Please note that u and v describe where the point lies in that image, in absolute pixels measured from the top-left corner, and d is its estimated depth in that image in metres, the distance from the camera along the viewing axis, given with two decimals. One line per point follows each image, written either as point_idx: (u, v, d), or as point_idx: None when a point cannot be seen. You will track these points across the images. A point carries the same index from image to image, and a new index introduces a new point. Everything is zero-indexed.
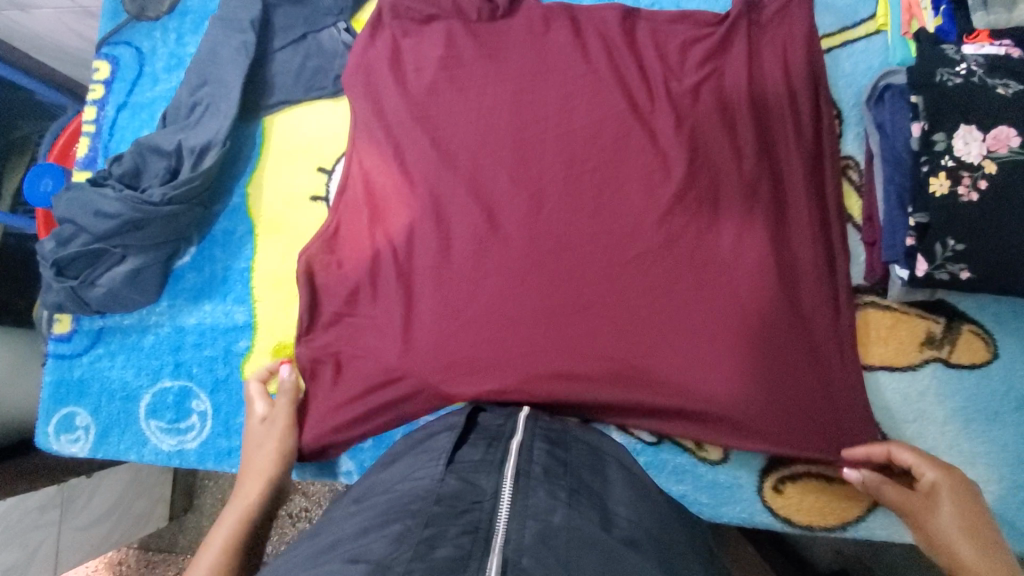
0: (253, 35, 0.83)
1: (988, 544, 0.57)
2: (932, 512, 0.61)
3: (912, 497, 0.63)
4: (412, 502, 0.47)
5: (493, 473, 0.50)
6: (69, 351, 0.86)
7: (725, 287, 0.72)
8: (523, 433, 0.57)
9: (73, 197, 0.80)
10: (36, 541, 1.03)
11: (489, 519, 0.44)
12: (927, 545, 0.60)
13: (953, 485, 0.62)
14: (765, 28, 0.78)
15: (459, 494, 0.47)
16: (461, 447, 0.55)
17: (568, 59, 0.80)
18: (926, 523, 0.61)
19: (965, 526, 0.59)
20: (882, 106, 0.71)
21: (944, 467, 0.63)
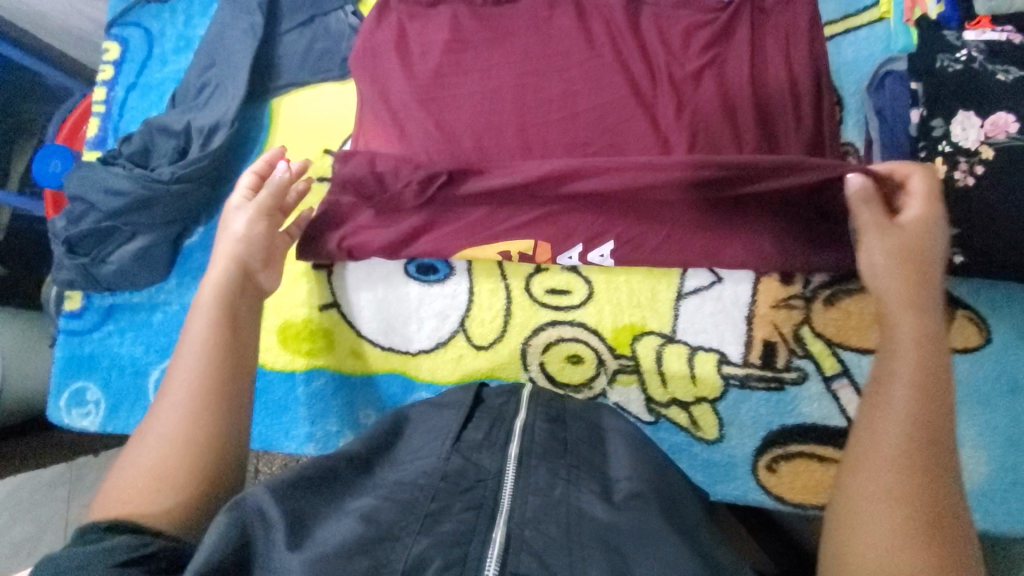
0: (260, 18, 0.84)
1: (919, 324, 0.53)
2: (892, 240, 0.59)
3: (884, 221, 0.60)
4: (417, 476, 0.49)
5: (496, 452, 0.52)
6: (80, 327, 0.88)
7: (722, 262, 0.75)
8: (526, 413, 0.58)
9: (84, 175, 0.82)
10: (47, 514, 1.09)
11: (492, 497, 0.47)
12: (868, 272, 0.60)
13: (932, 226, 0.59)
14: (768, 14, 0.78)
15: (463, 472, 0.49)
16: (466, 425, 0.56)
17: (571, 42, 0.81)
18: (882, 257, 0.59)
19: (909, 275, 0.57)
20: (881, 92, 0.72)
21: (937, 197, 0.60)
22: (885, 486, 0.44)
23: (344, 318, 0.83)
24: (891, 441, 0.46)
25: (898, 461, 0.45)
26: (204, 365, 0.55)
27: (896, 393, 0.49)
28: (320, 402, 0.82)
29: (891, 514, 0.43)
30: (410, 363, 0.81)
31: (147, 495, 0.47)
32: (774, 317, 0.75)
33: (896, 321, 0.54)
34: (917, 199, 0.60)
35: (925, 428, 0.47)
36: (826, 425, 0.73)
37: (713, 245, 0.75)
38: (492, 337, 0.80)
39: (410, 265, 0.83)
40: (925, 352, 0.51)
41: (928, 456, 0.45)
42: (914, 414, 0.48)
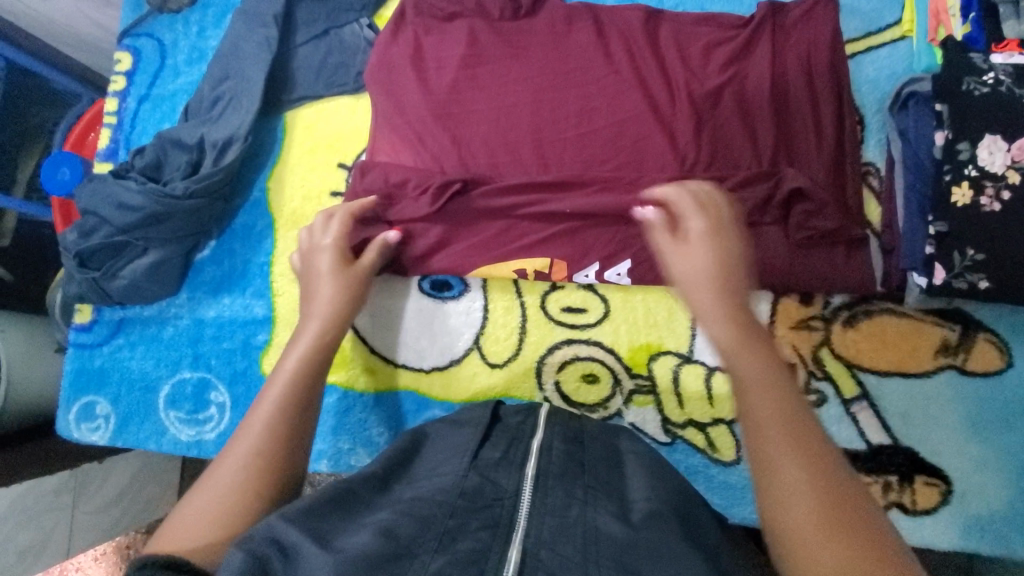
0: (276, 30, 0.84)
1: (734, 318, 0.53)
2: (695, 242, 0.57)
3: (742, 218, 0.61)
4: (433, 493, 0.48)
5: (514, 472, 0.51)
6: (90, 341, 0.87)
7: (741, 281, 0.74)
8: (543, 436, 0.57)
9: (96, 188, 0.81)
10: (50, 524, 1.06)
11: (509, 514, 0.46)
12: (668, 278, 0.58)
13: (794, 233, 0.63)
14: (789, 31, 0.77)
15: (480, 491, 0.48)
16: (483, 444, 0.56)
17: (588, 57, 0.81)
18: (676, 258, 0.57)
19: (726, 270, 0.55)
20: (905, 113, 0.71)
21: (706, 200, 0.60)
22: (796, 485, 0.43)
23: (358, 335, 0.82)
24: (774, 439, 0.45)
25: (801, 457, 0.44)
26: (281, 402, 0.54)
27: (755, 390, 0.48)
28: (331, 418, 0.81)
29: (815, 516, 0.41)
30: (423, 380, 0.80)
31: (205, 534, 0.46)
32: (793, 339, 0.74)
33: (714, 321, 0.53)
34: (687, 199, 0.61)
35: (796, 417, 0.46)
36: (845, 448, 0.72)
37: None
38: (508, 355, 0.79)
39: (424, 281, 0.82)
40: (747, 349, 0.50)
41: (813, 444, 0.45)
42: (783, 407, 0.46)
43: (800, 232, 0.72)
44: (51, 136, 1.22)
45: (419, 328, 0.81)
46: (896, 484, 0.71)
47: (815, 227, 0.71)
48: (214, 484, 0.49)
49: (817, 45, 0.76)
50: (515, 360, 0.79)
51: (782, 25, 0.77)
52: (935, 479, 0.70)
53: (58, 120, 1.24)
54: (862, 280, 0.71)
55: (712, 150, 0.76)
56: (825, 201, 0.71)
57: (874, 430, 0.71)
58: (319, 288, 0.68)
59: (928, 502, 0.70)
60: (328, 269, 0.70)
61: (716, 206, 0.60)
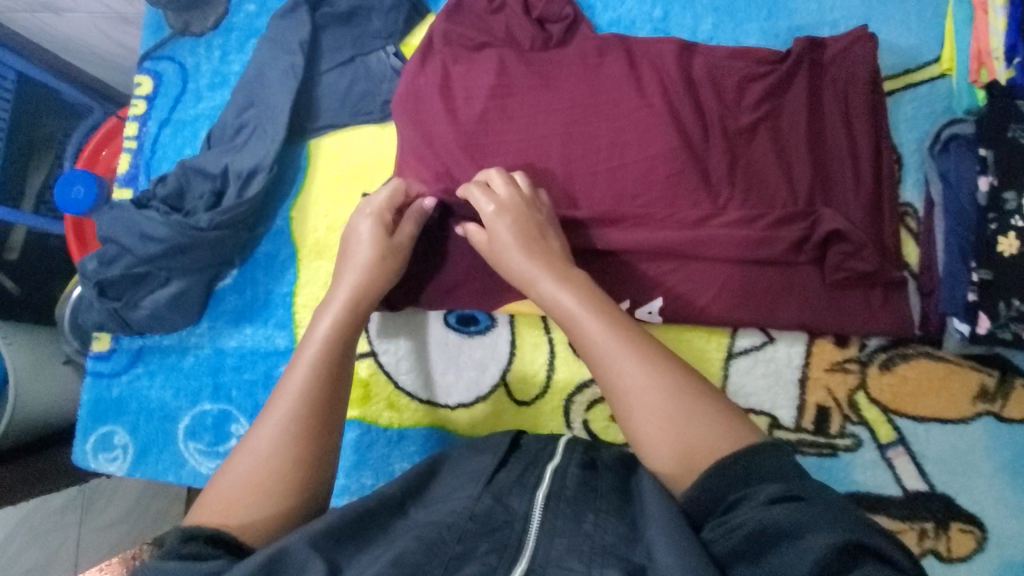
0: (301, 57, 0.82)
1: (584, 299, 0.62)
2: (538, 261, 0.67)
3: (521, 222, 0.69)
4: (446, 517, 0.49)
5: (525, 493, 0.52)
6: (108, 369, 0.86)
7: (774, 321, 0.73)
8: (560, 457, 0.57)
9: (117, 216, 0.79)
10: (56, 542, 1.03)
11: (517, 538, 0.47)
12: (529, 278, 0.66)
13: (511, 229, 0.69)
14: (826, 67, 0.76)
15: (491, 513, 0.50)
16: (499, 467, 0.56)
17: (618, 89, 0.80)
18: (524, 270, 0.67)
19: (561, 274, 0.65)
20: (947, 156, 0.71)
21: (515, 208, 0.70)
22: (636, 396, 0.55)
23: (382, 369, 0.81)
24: (619, 371, 0.56)
25: (630, 365, 0.56)
26: (314, 378, 0.57)
27: (593, 340, 0.59)
28: (353, 453, 0.80)
29: (663, 422, 0.53)
30: (449, 417, 0.79)
31: (252, 505, 0.50)
32: (828, 382, 0.73)
33: (568, 311, 0.62)
34: (505, 228, 0.69)
35: (621, 341, 0.58)
36: (879, 493, 0.70)
37: (763, 304, 0.73)
38: (535, 392, 0.78)
39: (450, 315, 0.81)
40: (585, 309, 0.61)
41: (645, 355, 0.56)
42: (611, 339, 0.58)
43: (839, 275, 0.71)
44: (62, 148, 1.18)
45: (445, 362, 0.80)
46: (931, 531, 0.68)
47: (853, 269, 0.70)
48: (253, 461, 0.53)
49: (851, 82, 0.75)
50: (542, 399, 0.77)
51: (815, 62, 0.76)
52: (972, 526, 0.68)
53: (69, 131, 1.20)
54: (900, 323, 0.70)
55: (742, 185, 0.75)
56: (864, 243, 0.69)
57: (910, 476, 0.70)
58: (354, 255, 0.69)
59: (964, 548, 0.68)
60: (366, 235, 0.70)
61: (526, 227, 0.69)
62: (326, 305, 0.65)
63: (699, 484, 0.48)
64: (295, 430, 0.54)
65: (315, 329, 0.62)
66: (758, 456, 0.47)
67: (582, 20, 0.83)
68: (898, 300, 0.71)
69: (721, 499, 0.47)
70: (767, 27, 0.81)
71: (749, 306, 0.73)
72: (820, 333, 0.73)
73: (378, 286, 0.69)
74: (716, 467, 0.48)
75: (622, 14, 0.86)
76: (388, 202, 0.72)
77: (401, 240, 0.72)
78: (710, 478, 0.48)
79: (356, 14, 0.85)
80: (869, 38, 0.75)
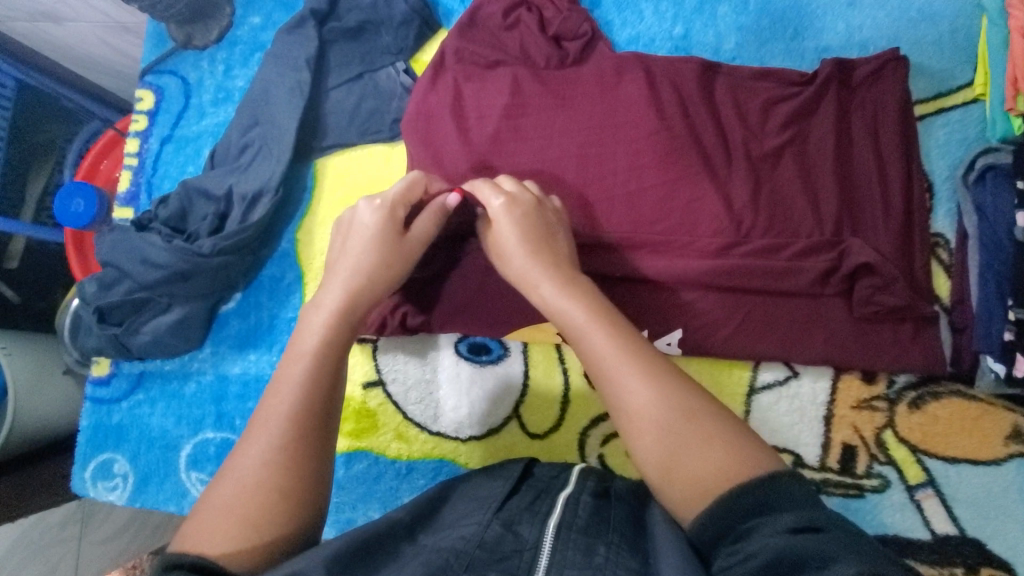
0: (308, 74, 0.80)
1: (591, 306, 0.56)
2: (542, 264, 0.59)
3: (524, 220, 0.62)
4: (452, 542, 0.47)
5: (536, 522, 0.48)
6: (108, 395, 0.84)
7: (799, 356, 0.70)
8: (572, 487, 0.54)
9: (118, 240, 0.77)
10: (56, 557, 0.98)
11: (528, 565, 0.44)
12: (529, 282, 0.60)
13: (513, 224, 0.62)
14: (854, 91, 0.73)
15: (500, 541, 0.47)
16: (511, 495, 0.53)
17: (637, 107, 0.76)
18: (525, 272, 0.60)
19: (564, 278, 0.58)
20: (982, 187, 0.68)
21: (521, 205, 0.62)
22: (642, 416, 0.48)
23: (391, 399, 0.79)
24: (626, 389, 0.49)
25: (638, 382, 0.49)
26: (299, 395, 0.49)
27: (597, 352, 0.52)
28: (363, 485, 0.78)
29: (672, 447, 0.47)
30: (460, 450, 0.77)
31: (235, 531, 0.44)
32: (854, 419, 0.70)
33: (574, 318, 0.55)
34: (509, 225, 0.62)
35: (630, 355, 0.51)
36: (908, 537, 0.67)
37: (786, 337, 0.70)
38: (548, 425, 0.76)
39: (462, 343, 0.79)
40: (591, 316, 0.54)
41: (654, 370, 0.50)
42: (617, 351, 0.51)
43: (867, 309, 0.68)
44: (64, 154, 1.11)
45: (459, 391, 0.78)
46: None
47: (882, 303, 0.67)
48: (237, 480, 0.46)
49: (881, 106, 0.72)
50: (556, 433, 0.75)
51: (843, 84, 0.73)
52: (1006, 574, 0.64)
53: (71, 136, 1.13)
54: (930, 360, 0.67)
55: (766, 211, 0.71)
56: (894, 277, 0.66)
57: (940, 520, 0.67)
58: (354, 252, 0.60)
59: None
60: (371, 232, 0.61)
61: (531, 226, 0.62)
62: (317, 308, 0.57)
63: (707, 517, 0.43)
64: (285, 451, 0.47)
65: (303, 336, 0.54)
66: (774, 488, 0.42)
67: (600, 38, 0.80)
68: (928, 335, 0.68)
69: (730, 531, 0.42)
70: (793, 46, 0.79)
71: (772, 339, 0.71)
72: (844, 365, 0.70)
73: (371, 293, 0.59)
74: (724, 497, 0.43)
75: (640, 31, 0.83)
76: (403, 197, 0.63)
77: (411, 242, 0.63)
78: (719, 509, 0.43)
79: (365, 29, 0.82)
80: (900, 60, 0.72)
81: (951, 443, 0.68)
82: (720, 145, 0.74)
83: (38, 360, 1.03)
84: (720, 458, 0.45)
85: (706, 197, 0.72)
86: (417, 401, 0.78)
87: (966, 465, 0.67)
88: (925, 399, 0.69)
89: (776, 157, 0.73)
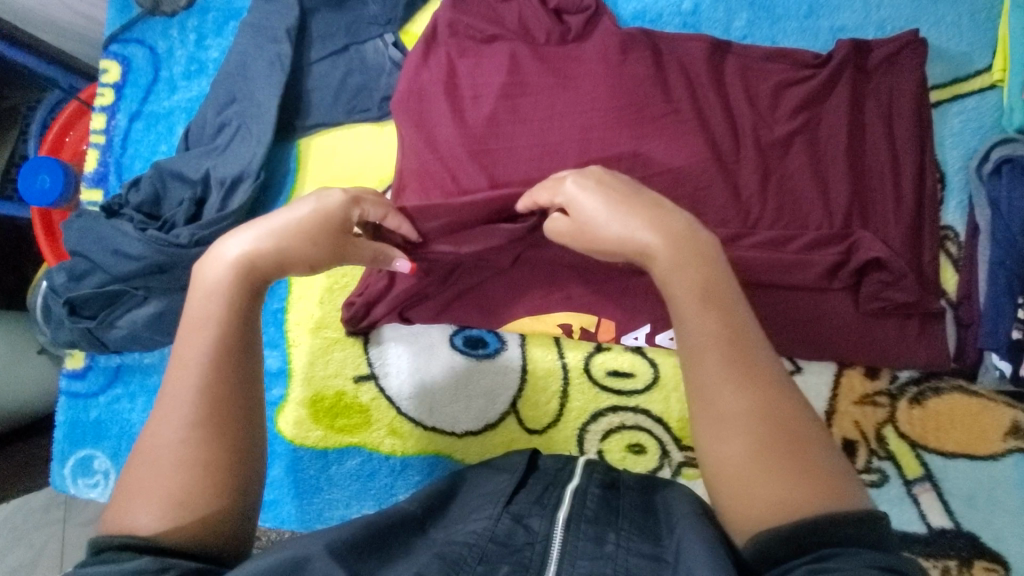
0: (289, 46, 0.74)
1: (708, 277, 0.44)
2: (638, 217, 0.48)
3: (612, 183, 0.51)
4: (464, 536, 0.45)
5: (546, 514, 0.47)
6: (83, 390, 0.81)
7: (805, 343, 0.69)
8: (579, 477, 0.52)
9: (86, 227, 0.73)
10: (40, 542, 0.94)
11: (540, 558, 0.43)
12: (626, 242, 0.48)
13: (608, 181, 0.52)
14: (870, 75, 0.70)
15: (511, 534, 0.45)
16: (518, 488, 0.50)
17: (643, 83, 0.71)
18: (635, 244, 0.47)
19: (676, 240, 0.46)
20: (998, 181, 0.66)
21: (608, 182, 0.52)
22: (732, 421, 0.40)
23: (383, 393, 0.76)
24: (723, 387, 0.41)
25: (738, 383, 0.41)
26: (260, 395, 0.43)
27: (697, 332, 0.43)
28: (355, 482, 0.76)
29: (760, 466, 0.38)
30: (457, 446, 0.75)
31: (151, 520, 0.38)
32: (856, 415, 0.70)
33: (681, 288, 0.44)
34: (587, 194, 0.51)
35: (741, 349, 0.42)
36: (904, 530, 0.67)
37: (793, 325, 0.68)
38: (547, 421, 0.74)
39: (457, 336, 0.76)
40: (704, 289, 0.44)
41: (763, 373, 0.41)
42: (726, 343, 0.42)
43: (877, 302, 0.66)
44: (29, 124, 1.03)
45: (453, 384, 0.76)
46: (955, 569, 0.66)
47: (891, 299, 0.65)
48: (152, 467, 0.39)
49: (895, 91, 0.69)
50: (554, 429, 0.73)
51: (857, 66, 0.70)
52: (998, 566, 0.65)
53: (33, 105, 1.04)
54: (934, 354, 0.66)
55: (774, 198, 0.69)
56: (904, 272, 0.64)
57: (935, 513, 0.67)
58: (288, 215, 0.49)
59: None
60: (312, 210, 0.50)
61: (616, 191, 0.50)
62: (217, 260, 0.45)
63: (780, 540, 0.37)
64: (224, 442, 0.40)
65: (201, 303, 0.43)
66: (871, 531, 0.36)
67: (604, 13, 0.75)
68: (934, 330, 0.67)
69: (804, 554, 0.36)
70: (807, 24, 0.75)
71: (779, 327, 0.68)
72: (849, 355, 0.68)
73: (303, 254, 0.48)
74: (807, 526, 0.37)
75: (648, 5, 0.78)
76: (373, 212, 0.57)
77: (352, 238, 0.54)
78: (798, 533, 0.36)
79: None
80: (919, 43, 0.69)
81: (952, 437, 0.68)
82: (728, 129, 0.70)
83: (12, 341, 0.95)
84: (811, 495, 0.37)
85: (714, 183, 0.68)
86: (410, 394, 0.76)
87: (966, 459, 0.67)
88: (930, 396, 0.69)
89: (786, 143, 0.69)
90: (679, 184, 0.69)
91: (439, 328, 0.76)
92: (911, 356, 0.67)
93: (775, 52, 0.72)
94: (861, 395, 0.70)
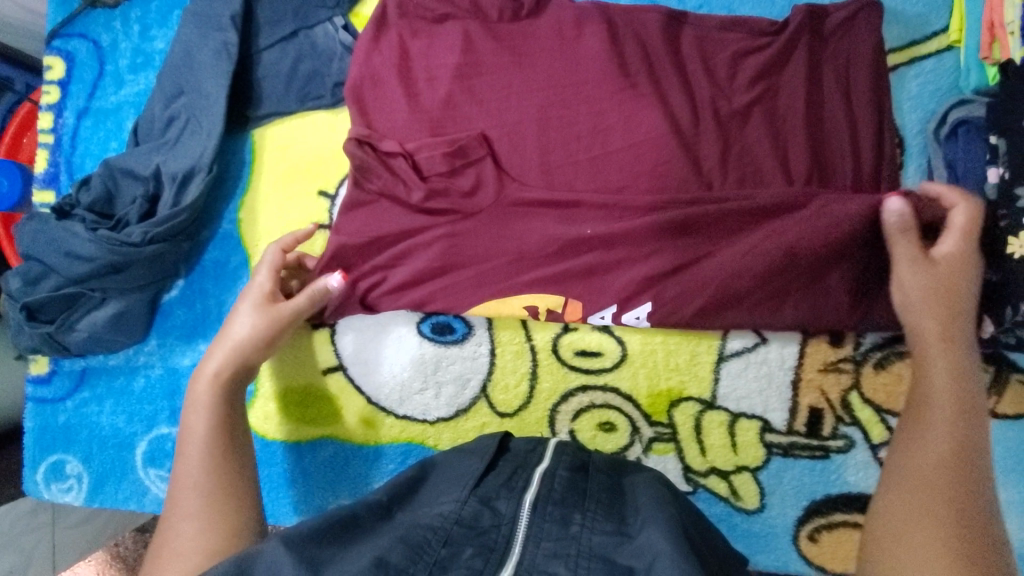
0: (234, 34, 0.71)
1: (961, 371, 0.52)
2: (945, 320, 0.56)
3: (942, 272, 0.59)
4: (430, 519, 0.44)
5: (513, 497, 0.46)
6: (51, 395, 0.80)
7: (767, 309, 0.67)
8: (547, 461, 0.52)
9: (37, 230, 0.71)
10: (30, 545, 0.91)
11: (506, 540, 0.42)
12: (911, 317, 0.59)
13: (963, 259, 0.59)
14: (826, 41, 0.69)
15: (478, 516, 0.44)
16: (487, 471, 0.50)
17: (598, 58, 0.70)
18: (925, 336, 0.56)
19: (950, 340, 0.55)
20: (954, 143, 0.67)
21: (956, 262, 0.59)
22: (927, 477, 0.44)
23: (353, 384, 0.76)
24: (938, 447, 0.46)
25: (943, 446, 0.46)
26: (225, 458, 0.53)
27: (934, 415, 0.49)
28: (331, 472, 0.77)
29: (912, 518, 0.42)
30: (429, 432, 0.75)
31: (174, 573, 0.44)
32: (821, 383, 0.70)
33: (937, 370, 0.52)
34: (930, 265, 0.59)
35: (960, 438, 0.46)
36: (870, 492, 0.69)
37: (751, 291, 0.67)
38: (517, 404, 0.75)
39: (424, 324, 0.75)
40: (957, 382, 0.51)
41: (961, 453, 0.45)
42: (957, 428, 0.47)
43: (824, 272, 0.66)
44: None
45: (423, 372, 0.75)
46: None
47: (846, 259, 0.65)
48: (170, 535, 0.48)
49: (852, 55, 0.68)
50: (525, 410, 0.74)
51: (814, 31, 0.69)
52: None
53: None
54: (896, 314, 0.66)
55: (733, 168, 0.68)
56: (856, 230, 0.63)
57: None
58: (235, 328, 0.62)
59: None
60: (249, 315, 0.63)
61: (943, 283, 0.58)
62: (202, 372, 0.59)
63: None
64: (233, 498, 0.50)
65: (190, 417, 0.55)
66: None
67: None
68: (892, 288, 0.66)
69: None
70: None
71: (740, 295, 0.67)
72: (809, 320, 0.67)
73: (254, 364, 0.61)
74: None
75: None
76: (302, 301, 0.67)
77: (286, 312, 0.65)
78: None
79: None
80: (874, 6, 0.68)
81: None
82: (686, 99, 0.69)
83: None
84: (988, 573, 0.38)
85: (672, 156, 0.67)
86: (379, 383, 0.76)
87: None
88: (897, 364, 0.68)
89: (745, 112, 0.68)
90: (637, 158, 0.68)
91: (407, 315, 0.75)
92: (870, 317, 0.66)
93: (730, 22, 0.71)
94: (823, 360, 0.70)
